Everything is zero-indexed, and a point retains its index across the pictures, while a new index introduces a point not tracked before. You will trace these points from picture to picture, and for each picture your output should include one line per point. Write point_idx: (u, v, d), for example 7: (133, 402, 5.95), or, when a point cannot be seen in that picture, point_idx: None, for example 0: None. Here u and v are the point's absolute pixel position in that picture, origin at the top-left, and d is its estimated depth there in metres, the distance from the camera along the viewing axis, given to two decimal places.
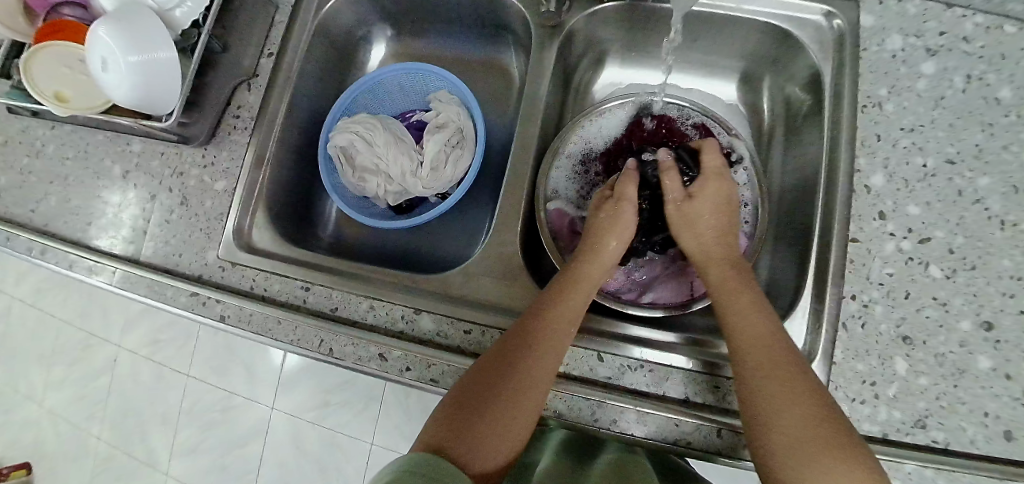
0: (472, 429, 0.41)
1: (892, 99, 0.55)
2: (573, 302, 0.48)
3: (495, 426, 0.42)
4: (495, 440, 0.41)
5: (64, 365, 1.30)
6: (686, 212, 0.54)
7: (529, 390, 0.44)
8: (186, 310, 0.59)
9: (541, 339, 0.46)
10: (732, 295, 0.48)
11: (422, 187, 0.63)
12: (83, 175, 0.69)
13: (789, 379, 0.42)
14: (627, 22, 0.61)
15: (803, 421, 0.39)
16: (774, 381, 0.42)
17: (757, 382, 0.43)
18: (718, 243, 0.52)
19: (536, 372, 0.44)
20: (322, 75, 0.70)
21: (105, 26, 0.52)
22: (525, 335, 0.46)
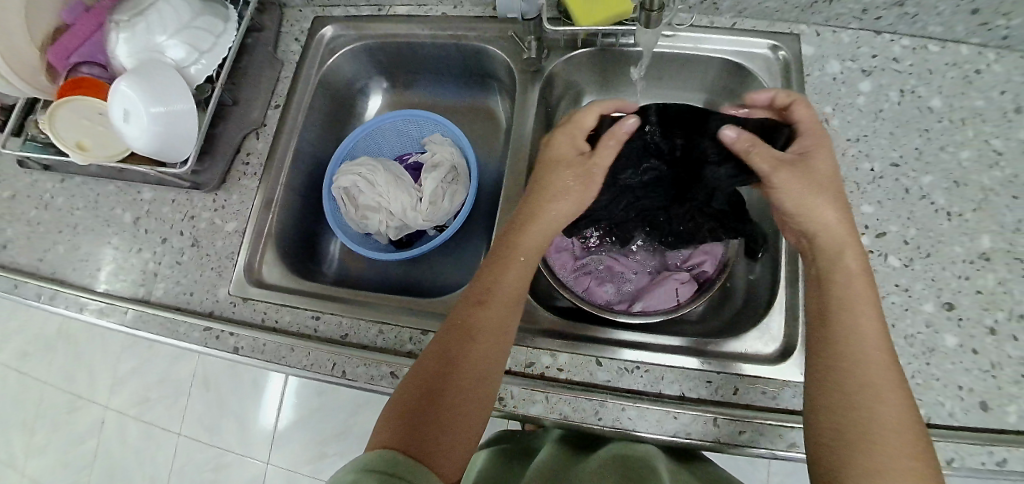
0: (432, 425, 0.42)
1: (837, 115, 0.63)
2: (510, 287, 0.49)
3: (457, 422, 0.43)
4: (454, 436, 0.43)
5: (48, 430, 1.25)
6: (806, 174, 0.49)
7: (474, 380, 0.45)
8: (198, 345, 0.60)
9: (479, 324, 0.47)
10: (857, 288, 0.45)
11: (422, 220, 0.68)
12: (93, 224, 0.72)
13: (880, 386, 0.41)
14: (600, 63, 0.69)
15: (886, 427, 0.40)
16: (879, 385, 0.41)
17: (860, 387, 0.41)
18: (826, 212, 0.47)
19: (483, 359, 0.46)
20: (324, 122, 0.75)
21: (126, 81, 0.58)
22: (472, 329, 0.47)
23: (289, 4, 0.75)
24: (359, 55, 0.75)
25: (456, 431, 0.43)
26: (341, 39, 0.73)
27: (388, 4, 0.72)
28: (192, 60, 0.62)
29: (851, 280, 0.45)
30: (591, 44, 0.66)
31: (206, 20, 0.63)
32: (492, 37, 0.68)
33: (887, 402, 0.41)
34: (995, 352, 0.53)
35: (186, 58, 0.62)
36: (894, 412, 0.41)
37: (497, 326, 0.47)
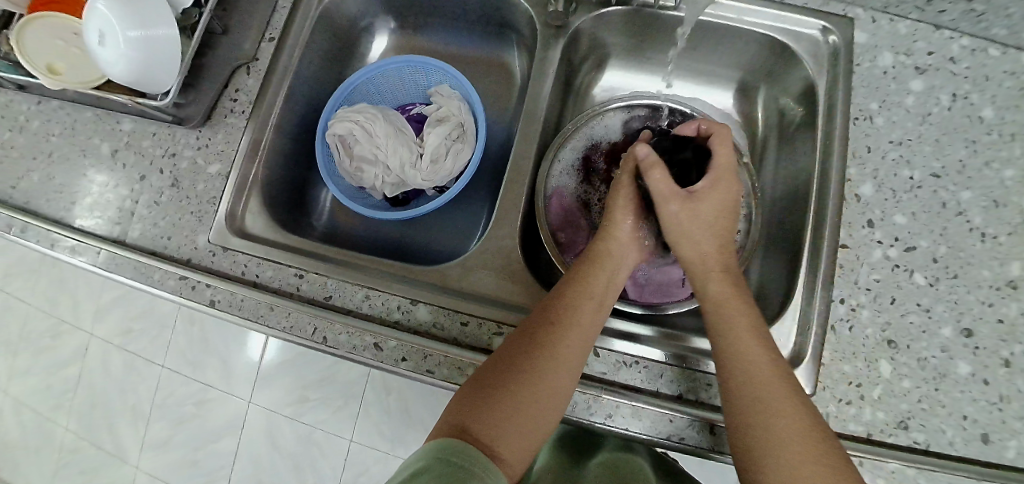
0: (497, 414, 0.40)
1: (883, 113, 0.57)
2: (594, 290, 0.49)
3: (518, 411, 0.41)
4: (520, 431, 0.40)
5: (30, 353, 1.24)
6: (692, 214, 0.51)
7: (552, 376, 0.43)
8: (174, 294, 0.57)
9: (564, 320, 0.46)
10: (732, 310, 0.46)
11: (421, 180, 0.62)
12: (69, 152, 0.67)
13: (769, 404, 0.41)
14: (631, 26, 0.62)
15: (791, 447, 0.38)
16: (780, 404, 0.40)
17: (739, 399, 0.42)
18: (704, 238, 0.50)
19: (566, 360, 0.44)
20: (322, 63, 0.69)
21: (108, 3, 0.53)
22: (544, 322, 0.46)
23: None
24: None
25: (523, 425, 0.41)
26: None
27: None
28: None
29: (708, 295, 0.48)
30: (625, 2, 0.59)
31: None
32: None
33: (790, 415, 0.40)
34: (1007, 384, 0.51)
35: None
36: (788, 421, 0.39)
37: (581, 324, 0.46)
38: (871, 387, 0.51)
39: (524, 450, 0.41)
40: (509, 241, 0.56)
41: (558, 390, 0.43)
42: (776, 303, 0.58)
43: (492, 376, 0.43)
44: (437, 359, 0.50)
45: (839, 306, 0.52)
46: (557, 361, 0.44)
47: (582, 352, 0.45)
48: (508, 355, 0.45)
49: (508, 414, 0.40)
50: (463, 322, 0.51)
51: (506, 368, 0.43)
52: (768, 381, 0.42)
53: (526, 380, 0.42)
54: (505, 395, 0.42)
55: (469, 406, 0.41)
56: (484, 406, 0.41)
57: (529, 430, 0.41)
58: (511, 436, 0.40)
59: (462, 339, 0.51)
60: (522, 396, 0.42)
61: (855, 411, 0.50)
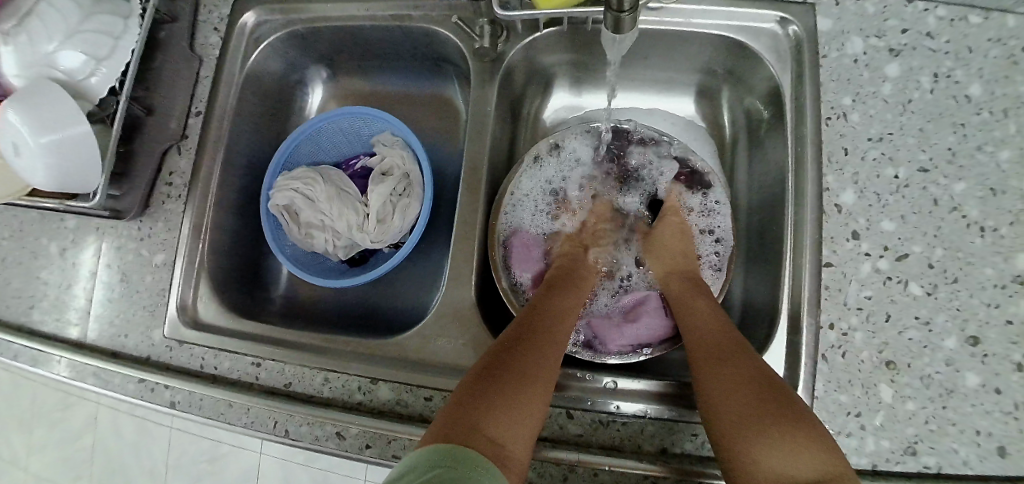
0: (496, 403, 0.39)
1: (857, 108, 0.52)
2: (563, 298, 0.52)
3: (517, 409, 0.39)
4: (517, 420, 0.39)
5: (44, 429, 1.25)
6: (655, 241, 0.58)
7: (541, 368, 0.43)
8: (135, 398, 0.55)
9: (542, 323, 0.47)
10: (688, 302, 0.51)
11: (370, 241, 0.59)
12: (19, 256, 0.65)
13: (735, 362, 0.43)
14: (572, 45, 0.58)
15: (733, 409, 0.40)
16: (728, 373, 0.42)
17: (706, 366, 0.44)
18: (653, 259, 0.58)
19: (552, 356, 0.45)
20: (258, 127, 0.65)
21: (14, 112, 0.49)
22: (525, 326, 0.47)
23: None
24: (291, 43, 0.63)
25: (521, 415, 0.39)
26: (266, 26, 0.61)
27: None
28: (90, 70, 0.52)
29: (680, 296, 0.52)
30: (557, 25, 0.54)
31: (103, 19, 0.53)
32: (442, 19, 0.56)
33: (725, 382, 0.41)
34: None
35: (82, 68, 0.52)
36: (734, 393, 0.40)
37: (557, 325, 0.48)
38: (871, 414, 0.47)
39: (524, 440, 0.39)
40: (469, 301, 0.52)
41: (549, 381, 0.43)
42: (763, 327, 0.54)
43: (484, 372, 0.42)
44: (402, 442, 0.48)
45: (828, 331, 0.48)
46: (544, 355, 0.44)
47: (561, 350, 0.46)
48: (498, 354, 0.43)
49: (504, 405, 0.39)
50: (426, 397, 0.49)
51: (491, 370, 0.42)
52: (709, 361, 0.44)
53: (519, 373, 0.42)
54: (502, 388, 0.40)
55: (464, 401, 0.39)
56: (480, 399, 0.39)
57: (528, 422, 0.39)
58: (510, 425, 0.38)
59: (427, 415, 0.49)
60: (518, 388, 0.40)
61: (856, 442, 0.47)
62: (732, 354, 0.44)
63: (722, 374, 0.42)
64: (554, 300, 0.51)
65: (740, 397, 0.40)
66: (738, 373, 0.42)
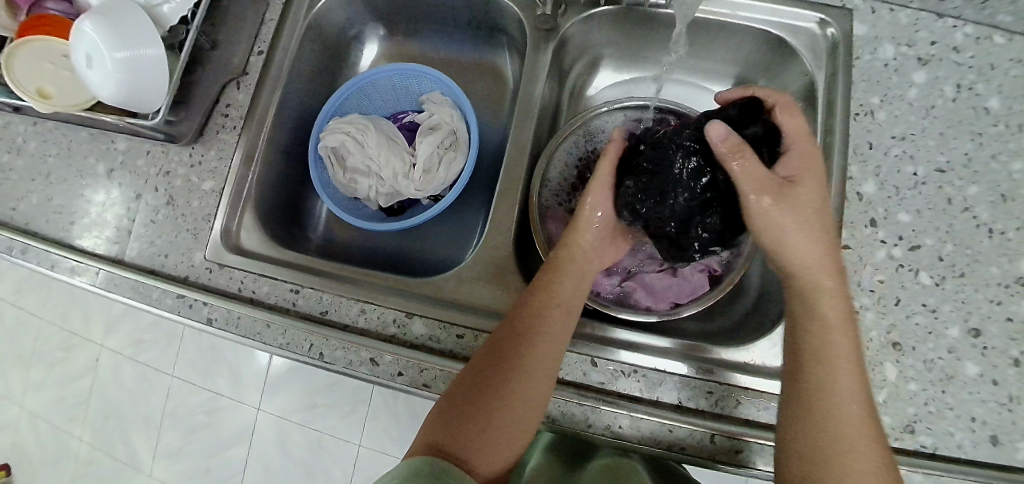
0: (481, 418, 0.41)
1: (884, 108, 0.55)
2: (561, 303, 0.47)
3: (502, 422, 0.42)
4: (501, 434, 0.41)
5: (44, 366, 1.25)
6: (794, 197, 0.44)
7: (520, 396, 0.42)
8: (172, 313, 0.58)
9: (527, 331, 0.45)
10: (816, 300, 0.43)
11: (414, 190, 0.62)
12: (66, 172, 0.66)
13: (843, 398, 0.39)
14: (624, 26, 0.61)
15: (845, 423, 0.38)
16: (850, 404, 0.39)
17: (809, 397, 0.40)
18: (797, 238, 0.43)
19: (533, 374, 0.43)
20: (313, 74, 0.68)
21: (90, 22, 0.51)
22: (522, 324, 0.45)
23: None
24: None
25: (504, 428, 0.42)
26: None
27: None
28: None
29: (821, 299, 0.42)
30: (614, 3, 0.57)
31: None
32: None
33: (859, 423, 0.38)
34: (1018, 384, 0.49)
35: None
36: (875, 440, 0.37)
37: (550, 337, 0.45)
38: (875, 390, 0.50)
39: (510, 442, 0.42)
40: (505, 251, 0.56)
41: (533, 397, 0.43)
42: (777, 306, 0.57)
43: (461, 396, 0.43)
44: (432, 372, 0.50)
45: None
46: (524, 378, 0.43)
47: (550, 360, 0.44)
48: (475, 376, 0.44)
49: (479, 436, 0.41)
50: (458, 335, 0.52)
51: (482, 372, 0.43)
52: (845, 378, 0.40)
53: (493, 402, 0.42)
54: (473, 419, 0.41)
55: (442, 429, 0.41)
56: (453, 428, 0.41)
57: (509, 437, 0.42)
58: (486, 449, 0.40)
59: (457, 352, 0.51)
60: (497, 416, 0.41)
61: None
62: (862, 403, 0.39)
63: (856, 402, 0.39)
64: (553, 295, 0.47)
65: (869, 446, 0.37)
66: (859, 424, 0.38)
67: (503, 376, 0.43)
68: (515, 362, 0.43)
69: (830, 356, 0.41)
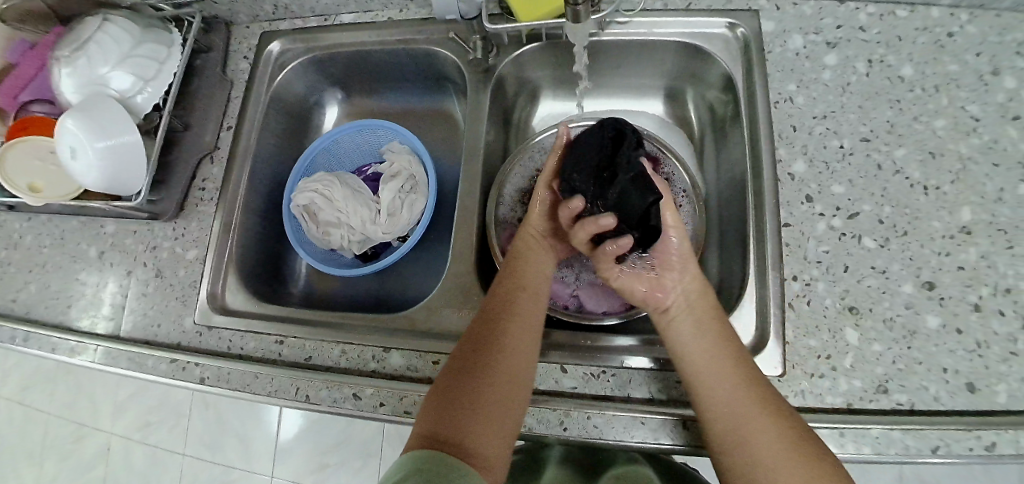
0: (477, 398, 0.44)
1: (802, 92, 0.59)
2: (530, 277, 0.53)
3: (498, 396, 0.44)
4: (497, 411, 0.44)
5: (56, 460, 1.26)
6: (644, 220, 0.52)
7: (505, 365, 0.46)
8: (166, 377, 0.60)
9: (506, 311, 0.50)
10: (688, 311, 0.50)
11: (382, 234, 0.66)
12: (62, 260, 0.71)
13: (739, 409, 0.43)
14: (554, 58, 0.66)
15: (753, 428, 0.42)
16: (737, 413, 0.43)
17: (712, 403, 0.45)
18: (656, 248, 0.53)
19: (516, 347, 0.47)
20: (281, 140, 0.73)
21: (71, 118, 0.57)
22: (501, 307, 0.50)
23: (236, 21, 0.73)
24: (307, 69, 0.72)
25: (501, 403, 0.44)
26: (289, 53, 0.70)
27: (334, 14, 0.69)
28: (138, 89, 0.62)
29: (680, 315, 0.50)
30: (537, 39, 0.63)
31: (151, 48, 0.63)
32: (440, 40, 0.65)
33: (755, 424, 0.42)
34: (982, 330, 0.50)
35: (132, 88, 0.61)
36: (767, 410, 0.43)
37: (524, 315, 0.50)
38: (841, 356, 0.51)
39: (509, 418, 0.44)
40: (473, 275, 0.59)
41: (520, 371, 0.46)
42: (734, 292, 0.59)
43: (449, 387, 0.45)
44: (412, 398, 0.52)
45: (792, 282, 0.53)
46: (506, 350, 0.47)
47: (531, 333, 0.49)
48: (465, 362, 0.47)
49: (475, 423, 0.42)
50: (434, 360, 0.54)
51: (473, 353, 0.47)
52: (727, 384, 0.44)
53: (485, 376, 0.45)
54: (468, 406, 0.43)
55: (441, 421, 0.43)
56: (453, 419, 0.42)
57: (506, 414, 0.44)
58: (483, 433, 0.42)
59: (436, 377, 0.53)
60: (488, 395, 0.44)
61: (830, 383, 0.50)
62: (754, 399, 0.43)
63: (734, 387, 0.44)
64: (524, 274, 0.54)
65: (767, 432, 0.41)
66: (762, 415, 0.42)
67: (486, 353, 0.47)
68: (502, 336, 0.48)
69: (696, 363, 0.46)
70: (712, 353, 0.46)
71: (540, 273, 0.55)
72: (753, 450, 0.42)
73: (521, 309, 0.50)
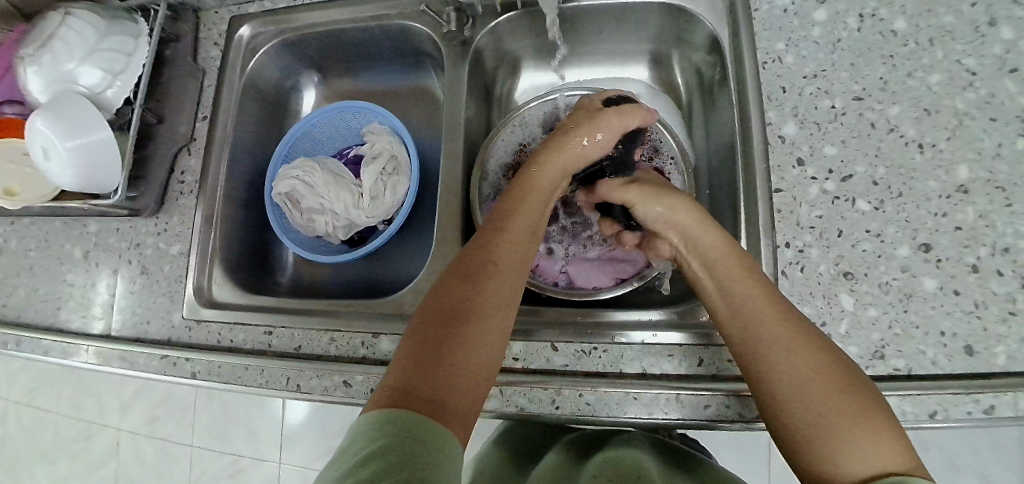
0: (453, 349, 0.38)
1: (791, 51, 0.56)
2: (519, 221, 0.49)
3: (479, 347, 0.39)
4: (476, 363, 0.39)
5: (69, 458, 1.28)
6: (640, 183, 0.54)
7: (488, 318, 0.41)
8: (159, 373, 0.60)
9: (492, 259, 0.45)
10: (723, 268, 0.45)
11: (366, 218, 0.64)
12: (48, 262, 0.70)
13: (797, 364, 0.38)
14: (533, 28, 0.64)
15: (818, 387, 0.37)
16: (797, 372, 0.38)
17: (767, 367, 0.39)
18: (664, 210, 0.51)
19: (501, 296, 0.43)
20: (259, 128, 0.71)
21: (41, 118, 0.56)
22: (483, 251, 0.45)
23: (203, 6, 0.71)
24: (280, 53, 0.69)
25: (480, 355, 0.39)
26: (261, 37, 0.67)
27: None
28: (106, 83, 0.60)
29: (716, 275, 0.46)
30: (512, 8, 0.61)
31: (116, 39, 0.61)
32: (413, 15, 0.62)
33: (818, 384, 0.37)
34: (980, 290, 0.49)
35: (100, 82, 0.60)
36: (825, 369, 0.38)
37: (511, 263, 0.45)
38: (836, 323, 0.50)
39: (485, 374, 0.40)
40: (459, 258, 0.57)
41: (503, 323, 0.42)
42: None
43: (424, 332, 0.39)
44: None
45: (785, 250, 0.52)
46: (493, 299, 0.42)
47: (518, 283, 0.45)
48: (442, 307, 0.41)
49: (452, 373, 0.37)
50: None
51: (455, 298, 0.41)
52: (783, 338, 0.40)
53: (467, 323, 0.40)
54: (445, 358, 0.38)
55: (409, 372, 0.36)
56: (427, 370, 0.37)
57: (482, 370, 0.39)
58: (456, 386, 0.37)
59: None
60: (468, 345, 0.39)
61: None
62: (813, 355, 0.39)
63: (791, 337, 0.40)
64: (514, 218, 0.49)
65: (831, 392, 0.36)
66: (824, 377, 0.37)
67: (468, 297, 0.41)
68: (486, 281, 0.43)
69: (739, 318, 0.42)
70: (758, 311, 0.42)
71: (534, 218, 0.50)
72: (826, 416, 0.36)
73: (508, 259, 0.45)
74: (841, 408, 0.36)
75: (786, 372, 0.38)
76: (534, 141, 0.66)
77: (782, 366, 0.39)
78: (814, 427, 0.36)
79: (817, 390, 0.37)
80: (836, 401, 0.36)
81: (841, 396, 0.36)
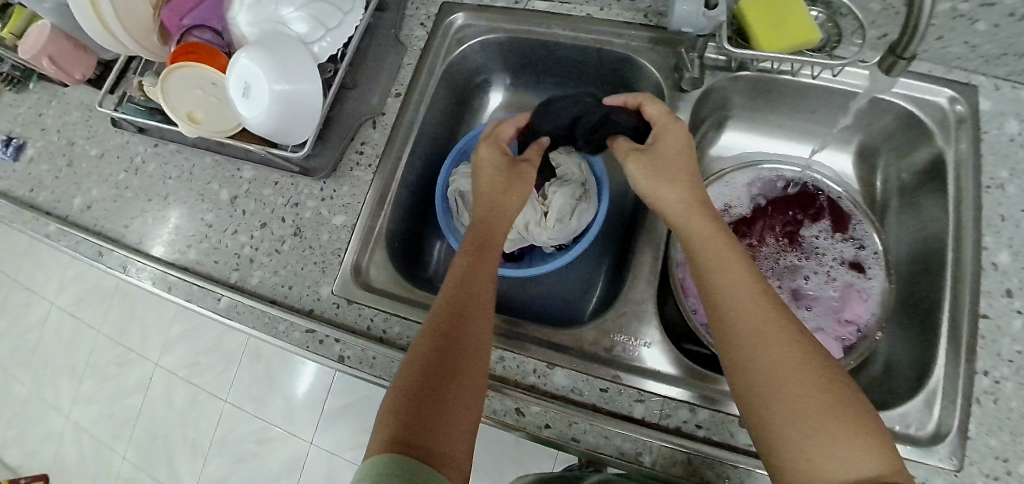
0: (442, 396, 0.40)
1: (1014, 181, 0.55)
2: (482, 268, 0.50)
3: (464, 395, 0.41)
4: (461, 410, 0.40)
5: (95, 378, 1.24)
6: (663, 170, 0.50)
7: (470, 367, 0.43)
8: (300, 346, 0.57)
9: (464, 307, 0.46)
10: (722, 267, 0.43)
11: (546, 238, 0.63)
12: (187, 196, 0.67)
13: (789, 360, 0.37)
14: (758, 88, 0.63)
15: (808, 397, 0.36)
16: (783, 372, 0.37)
17: (761, 358, 0.38)
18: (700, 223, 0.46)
19: (479, 347, 0.44)
20: (444, 119, 0.70)
21: (248, 54, 0.53)
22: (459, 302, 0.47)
23: None
24: (487, 48, 0.68)
25: (465, 402, 0.41)
26: (470, 29, 0.67)
27: None
28: (318, 36, 0.57)
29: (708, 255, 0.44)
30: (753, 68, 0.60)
31: None
32: (640, 49, 0.61)
33: (801, 388, 0.36)
34: None
35: (312, 33, 0.57)
36: (803, 373, 0.36)
37: (480, 306, 0.47)
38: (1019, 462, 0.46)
39: (470, 417, 0.41)
40: (643, 303, 0.56)
41: (481, 371, 0.43)
42: (907, 375, 0.55)
43: (425, 376, 0.41)
44: (581, 426, 0.49)
45: (982, 377, 0.50)
46: (476, 350, 0.44)
47: (489, 333, 0.46)
48: (435, 355, 0.43)
49: (446, 418, 0.39)
50: (602, 388, 0.51)
51: (440, 342, 0.43)
52: (770, 338, 0.39)
53: (455, 374, 0.42)
54: (436, 405, 0.40)
55: (402, 422, 0.38)
56: (421, 423, 0.38)
57: (468, 416, 0.41)
58: (446, 434, 0.38)
59: (601, 406, 0.50)
60: (455, 394, 0.41)
61: None
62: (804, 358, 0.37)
63: (790, 343, 0.38)
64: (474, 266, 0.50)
65: (806, 394, 0.35)
66: (798, 378, 0.36)
67: (460, 344, 0.43)
68: (471, 330, 0.45)
69: (735, 309, 0.41)
70: (753, 311, 0.40)
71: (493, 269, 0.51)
72: (805, 418, 0.35)
73: (478, 308, 0.47)
74: (821, 415, 0.35)
75: (770, 378, 0.37)
76: (740, 206, 0.65)
77: (764, 359, 0.38)
78: (800, 424, 0.35)
79: (794, 387, 0.36)
80: (818, 405, 0.35)
81: (819, 404, 0.35)
